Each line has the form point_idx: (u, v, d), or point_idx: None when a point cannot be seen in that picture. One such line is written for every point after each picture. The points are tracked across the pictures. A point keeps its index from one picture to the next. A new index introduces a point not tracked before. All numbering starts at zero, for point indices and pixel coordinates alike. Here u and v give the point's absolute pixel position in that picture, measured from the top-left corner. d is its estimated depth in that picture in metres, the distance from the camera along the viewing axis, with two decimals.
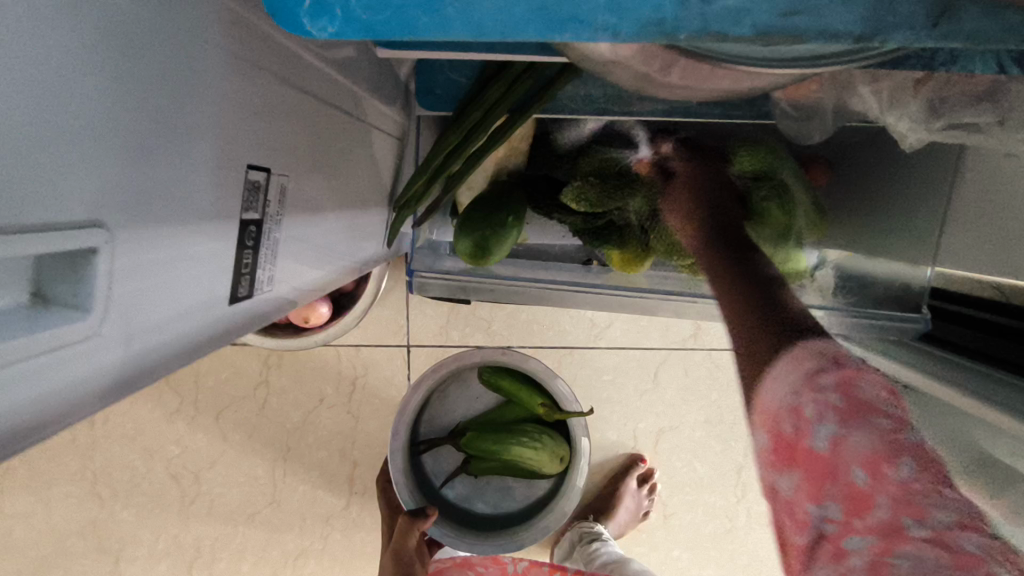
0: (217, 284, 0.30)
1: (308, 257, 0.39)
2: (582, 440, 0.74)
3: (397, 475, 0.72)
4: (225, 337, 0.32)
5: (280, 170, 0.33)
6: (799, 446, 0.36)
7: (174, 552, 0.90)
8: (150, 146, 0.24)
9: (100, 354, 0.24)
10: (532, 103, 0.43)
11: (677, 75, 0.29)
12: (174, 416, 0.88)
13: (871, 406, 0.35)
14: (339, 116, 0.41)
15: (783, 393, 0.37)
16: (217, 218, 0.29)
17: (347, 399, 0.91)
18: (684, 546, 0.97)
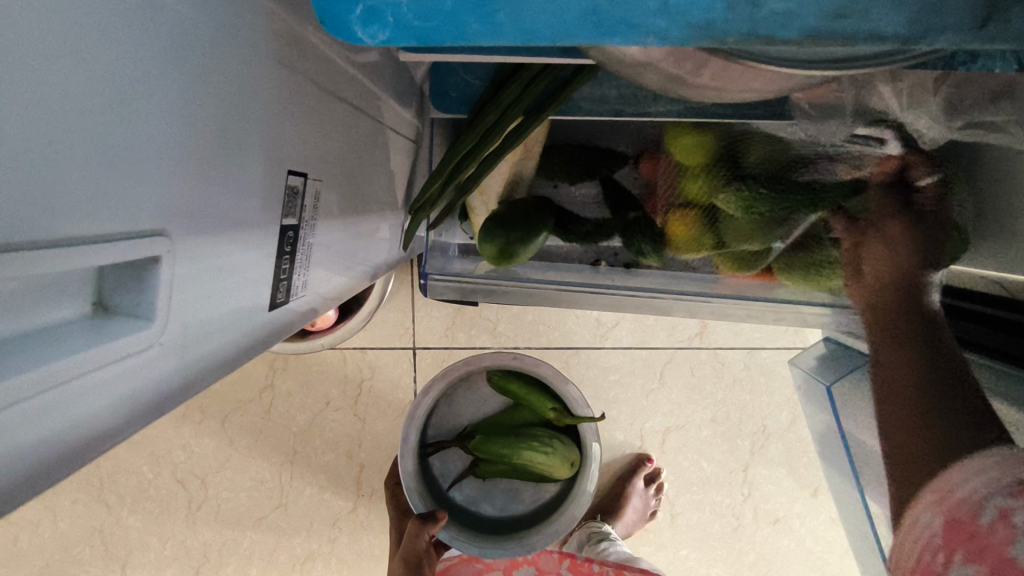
0: (258, 291, 0.31)
1: (339, 263, 0.40)
2: (593, 446, 0.80)
3: (408, 481, 0.78)
4: (263, 344, 0.33)
5: (316, 175, 0.34)
6: (987, 539, 0.37)
7: (246, 529, 1.05)
8: (204, 156, 0.25)
9: (159, 362, 0.25)
10: (546, 104, 0.44)
11: (708, 78, 0.27)
12: (180, 421, 1.02)
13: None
14: (368, 123, 0.41)
15: (988, 486, 0.37)
16: (261, 224, 0.29)
17: (354, 401, 1.04)
18: (691, 546, 1.05)
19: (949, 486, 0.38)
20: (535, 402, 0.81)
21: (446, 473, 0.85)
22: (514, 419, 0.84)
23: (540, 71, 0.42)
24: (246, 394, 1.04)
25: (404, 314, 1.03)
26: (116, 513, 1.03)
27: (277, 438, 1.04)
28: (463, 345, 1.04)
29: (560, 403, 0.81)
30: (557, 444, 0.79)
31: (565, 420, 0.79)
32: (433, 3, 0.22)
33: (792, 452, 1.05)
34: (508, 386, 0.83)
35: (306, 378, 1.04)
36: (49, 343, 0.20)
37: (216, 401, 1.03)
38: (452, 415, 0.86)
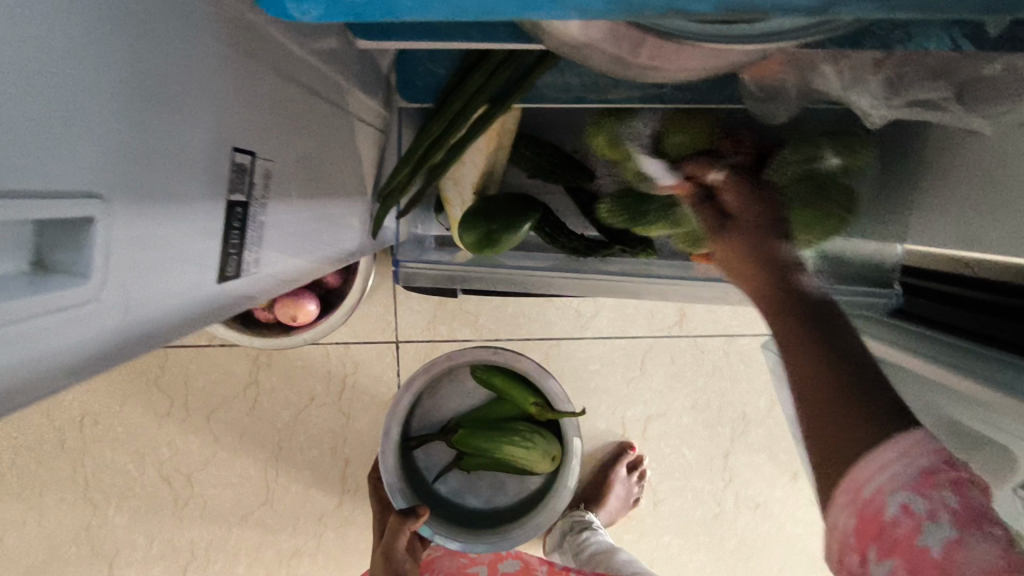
0: (206, 262, 0.31)
1: (297, 245, 0.40)
2: (575, 441, 0.82)
3: (390, 478, 0.79)
4: (215, 317, 0.33)
5: (265, 155, 0.34)
6: (890, 534, 0.35)
7: (232, 526, 1.05)
8: (142, 121, 0.25)
9: (104, 319, 0.25)
10: (511, 93, 0.45)
11: (645, 57, 0.29)
12: (164, 419, 1.03)
13: (984, 514, 0.34)
14: (328, 108, 0.42)
15: (891, 475, 0.35)
16: (204, 195, 0.30)
17: (338, 396, 1.05)
18: (673, 533, 1.07)
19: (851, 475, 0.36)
20: (517, 396, 0.83)
21: (430, 467, 0.87)
22: (496, 412, 0.85)
23: (506, 58, 0.43)
24: (230, 390, 1.04)
25: (386, 309, 1.04)
26: (102, 512, 1.03)
27: (261, 434, 1.05)
28: (445, 338, 1.05)
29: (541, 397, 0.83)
30: (538, 438, 0.82)
31: (547, 415, 0.81)
32: None
33: (772, 438, 1.06)
34: (491, 379, 0.83)
35: (290, 374, 1.05)
36: None
37: (200, 398, 1.04)
38: (434, 409, 0.87)
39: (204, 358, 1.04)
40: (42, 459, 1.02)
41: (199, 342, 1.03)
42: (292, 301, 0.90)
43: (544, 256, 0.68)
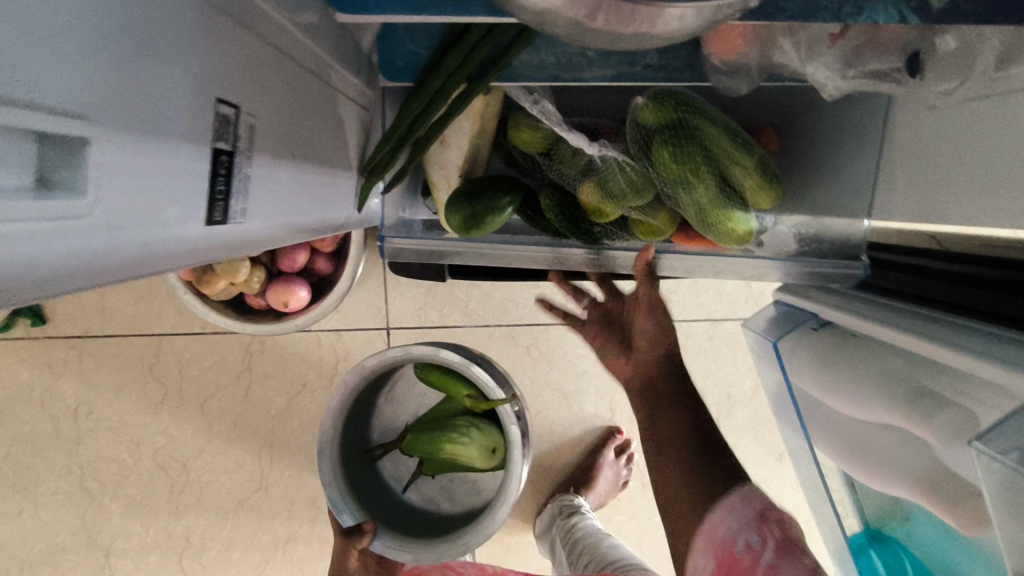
0: (194, 201, 0.31)
1: (282, 203, 0.41)
2: (512, 429, 0.81)
3: (334, 495, 0.79)
4: (197, 257, 0.33)
5: (249, 109, 0.35)
6: (739, 564, 0.63)
7: (227, 513, 1.07)
8: (130, 53, 0.26)
9: (93, 238, 0.25)
10: (488, 70, 0.47)
11: (603, 21, 0.30)
12: (158, 407, 1.05)
13: (797, 547, 0.62)
14: (307, 74, 0.43)
15: (736, 524, 0.65)
16: (193, 136, 0.30)
17: (330, 382, 1.07)
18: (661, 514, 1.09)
19: (709, 527, 0.67)
20: (452, 390, 0.84)
21: (398, 476, 0.91)
22: (443, 411, 0.87)
23: (483, 36, 0.46)
24: (223, 378, 1.06)
25: (378, 296, 1.06)
26: (98, 501, 1.05)
27: (254, 422, 1.06)
28: (436, 324, 1.07)
29: (476, 390, 0.83)
30: (476, 432, 0.82)
31: (481, 405, 0.82)
32: None
33: (757, 419, 1.09)
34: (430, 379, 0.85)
35: (282, 362, 1.06)
36: None
37: (194, 386, 1.05)
38: (394, 415, 0.92)
39: (197, 347, 1.05)
40: (39, 450, 1.04)
41: (192, 331, 1.05)
42: (284, 287, 0.93)
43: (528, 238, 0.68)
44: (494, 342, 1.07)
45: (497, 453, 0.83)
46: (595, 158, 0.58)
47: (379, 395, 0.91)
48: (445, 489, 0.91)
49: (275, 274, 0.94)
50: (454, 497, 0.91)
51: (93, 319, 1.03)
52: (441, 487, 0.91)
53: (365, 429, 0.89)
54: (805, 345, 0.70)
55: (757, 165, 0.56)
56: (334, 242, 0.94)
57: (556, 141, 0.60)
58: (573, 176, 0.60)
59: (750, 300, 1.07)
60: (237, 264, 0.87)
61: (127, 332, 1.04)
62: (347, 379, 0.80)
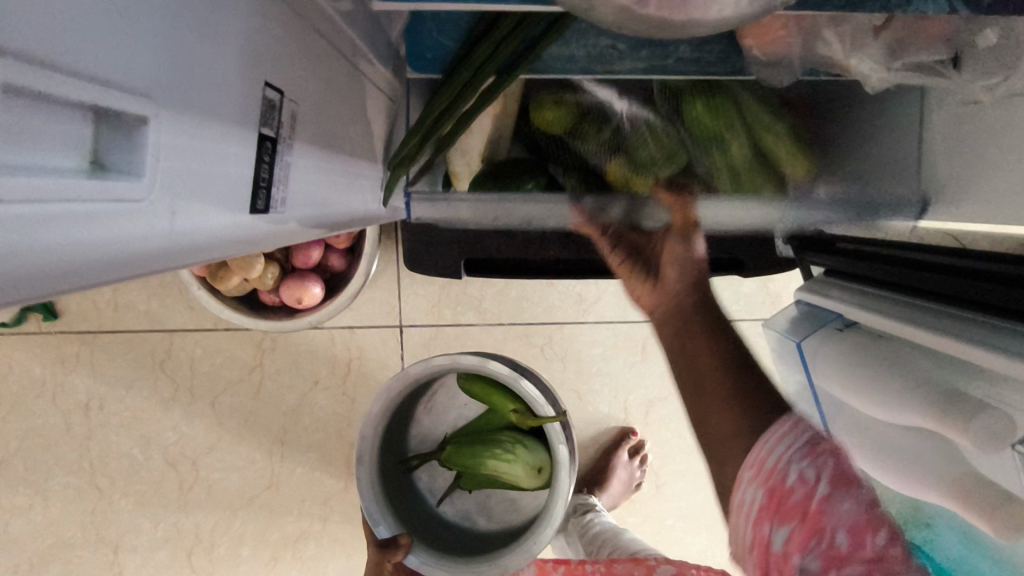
0: (241, 187, 0.30)
1: (319, 195, 0.39)
2: (560, 449, 0.80)
3: (370, 505, 0.78)
4: (242, 248, 0.32)
5: (291, 95, 0.34)
6: (792, 501, 0.52)
7: (238, 509, 1.06)
8: (184, 31, 0.25)
9: (148, 223, 0.24)
10: (518, 63, 0.46)
11: (654, 6, 0.29)
12: (170, 403, 1.04)
13: (851, 479, 0.52)
14: (340, 62, 0.42)
15: (790, 456, 0.53)
16: (241, 119, 0.29)
17: (343, 379, 1.06)
18: (676, 515, 1.08)
19: (756, 458, 0.56)
20: (498, 405, 0.85)
21: (433, 488, 0.91)
22: (487, 423, 0.88)
23: (514, 27, 0.45)
24: (235, 374, 1.05)
25: (391, 294, 1.05)
26: (109, 497, 1.05)
27: (266, 419, 1.06)
28: (450, 322, 1.06)
29: (523, 405, 0.84)
30: (520, 448, 0.83)
31: (528, 421, 0.82)
32: None
33: None
34: (474, 391, 0.86)
35: (295, 358, 1.05)
36: (40, 173, 0.19)
37: (205, 382, 1.05)
38: (433, 424, 0.93)
39: (208, 343, 1.04)
40: (50, 444, 1.03)
41: (204, 326, 1.04)
42: (298, 284, 0.92)
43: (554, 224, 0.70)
44: (509, 340, 1.06)
45: (543, 473, 0.84)
46: (623, 129, 0.62)
47: (419, 405, 0.91)
48: (481, 505, 0.92)
49: (289, 271, 0.93)
50: (491, 514, 0.91)
51: (105, 313, 1.03)
52: (477, 501, 0.91)
53: (403, 439, 0.90)
54: (829, 346, 0.68)
55: (786, 131, 0.61)
56: (349, 239, 0.93)
57: (589, 109, 0.62)
58: (599, 150, 0.63)
59: (767, 301, 1.05)
60: (251, 260, 0.87)
61: (139, 326, 1.04)
62: (388, 388, 0.79)
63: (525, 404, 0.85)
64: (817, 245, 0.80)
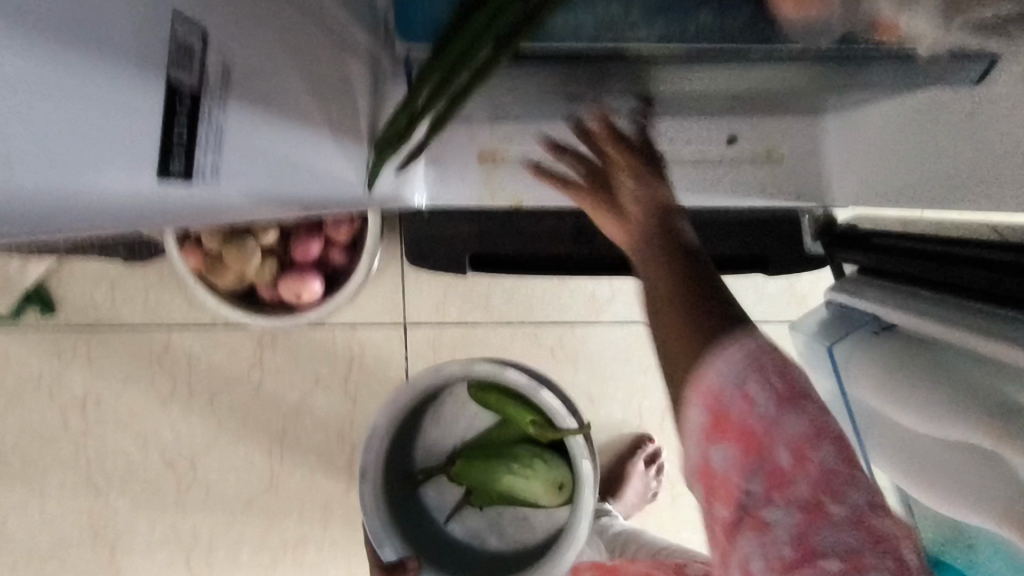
0: (129, 139, 0.24)
1: (267, 167, 0.34)
2: (584, 465, 0.75)
3: (376, 525, 0.74)
4: (138, 215, 0.27)
5: (220, 41, 0.29)
6: (736, 421, 0.44)
7: (237, 513, 1.03)
8: None
9: None
10: (518, 34, 0.42)
11: None
12: (168, 401, 1.01)
13: (805, 396, 0.45)
14: (297, 17, 0.38)
15: (731, 376, 0.45)
16: (125, 56, 0.24)
17: (344, 379, 1.02)
18: (693, 527, 1.02)
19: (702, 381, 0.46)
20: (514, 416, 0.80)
21: (441, 505, 0.86)
22: (500, 432, 0.84)
23: None
24: (233, 373, 1.02)
25: (395, 291, 1.01)
26: (106, 496, 1.02)
27: (265, 419, 1.02)
28: (455, 321, 1.01)
29: (542, 416, 0.78)
30: (539, 463, 0.79)
31: (547, 435, 0.77)
32: None
33: None
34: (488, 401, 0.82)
35: (296, 357, 1.02)
36: None
37: (203, 380, 1.02)
38: (441, 435, 0.87)
39: (207, 339, 1.01)
40: (46, 441, 1.01)
41: (203, 322, 1.01)
42: (297, 278, 0.88)
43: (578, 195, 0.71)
44: (517, 341, 1.01)
45: (565, 490, 0.79)
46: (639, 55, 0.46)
47: (428, 414, 0.86)
48: (492, 523, 0.86)
49: (287, 266, 0.89)
50: (503, 533, 0.86)
51: (104, 307, 1.01)
52: (488, 519, 0.86)
53: (409, 451, 0.85)
54: (862, 353, 0.63)
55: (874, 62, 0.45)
56: (349, 233, 0.89)
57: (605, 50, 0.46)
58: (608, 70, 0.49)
59: (791, 303, 0.98)
60: (247, 252, 0.84)
61: (138, 321, 1.01)
62: (398, 398, 0.76)
63: (544, 416, 0.78)
64: (849, 242, 0.74)
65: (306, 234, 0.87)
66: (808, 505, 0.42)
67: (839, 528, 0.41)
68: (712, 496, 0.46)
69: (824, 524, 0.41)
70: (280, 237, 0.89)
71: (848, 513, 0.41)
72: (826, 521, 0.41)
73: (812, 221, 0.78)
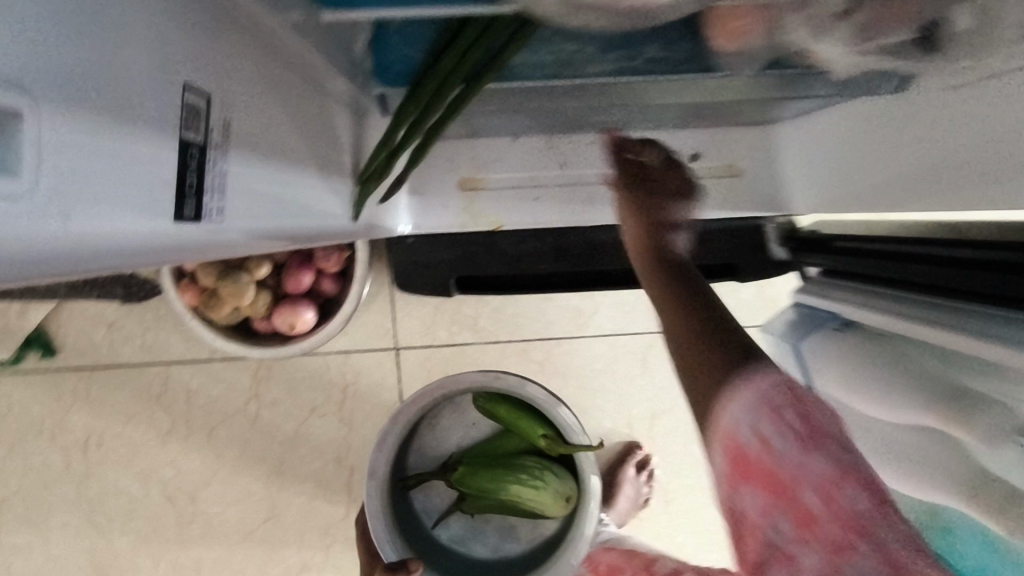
0: (157, 194, 0.28)
1: (263, 206, 0.38)
2: (592, 478, 0.80)
3: (380, 530, 0.76)
4: (161, 255, 0.30)
5: (221, 101, 0.33)
6: (754, 460, 0.53)
7: (239, 544, 1.04)
8: (81, 26, 0.23)
9: (35, 229, 0.22)
10: (485, 73, 0.46)
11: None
12: (167, 437, 1.04)
13: (824, 435, 0.52)
14: (287, 72, 0.42)
15: (744, 420, 0.55)
16: (158, 125, 0.27)
17: (340, 406, 1.04)
18: (687, 532, 1.06)
19: (720, 425, 0.57)
20: (525, 429, 0.84)
21: (429, 509, 0.88)
22: (503, 444, 0.87)
23: (479, 34, 0.44)
24: (232, 406, 1.04)
25: (385, 317, 1.04)
26: (108, 534, 1.04)
27: (264, 449, 1.04)
28: (445, 343, 1.05)
29: (553, 431, 0.83)
30: (549, 476, 0.82)
31: (559, 448, 0.81)
32: None
33: None
34: (496, 412, 0.84)
35: (292, 387, 1.04)
36: None
37: (202, 414, 1.04)
38: (437, 441, 0.89)
39: (204, 374, 1.04)
40: (48, 483, 1.03)
41: (200, 357, 1.04)
42: (290, 310, 0.91)
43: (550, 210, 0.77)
44: (506, 359, 1.04)
45: (570, 502, 0.83)
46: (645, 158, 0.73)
47: (423, 420, 0.88)
48: (476, 530, 0.89)
49: (281, 298, 0.93)
50: (487, 540, 0.88)
51: (102, 348, 1.03)
52: (473, 526, 0.89)
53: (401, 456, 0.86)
54: (828, 354, 0.68)
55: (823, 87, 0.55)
56: (339, 262, 0.93)
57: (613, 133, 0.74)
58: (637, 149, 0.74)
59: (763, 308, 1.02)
60: (241, 287, 0.87)
61: (136, 359, 1.04)
62: (410, 405, 0.78)
63: (555, 431, 0.83)
64: (811, 245, 0.78)
65: (297, 266, 0.91)
66: (840, 544, 0.47)
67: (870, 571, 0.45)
68: (754, 541, 0.54)
69: (857, 567, 0.46)
70: (272, 270, 0.92)
71: (885, 559, 0.45)
72: (858, 566, 0.46)
73: (775, 228, 0.83)
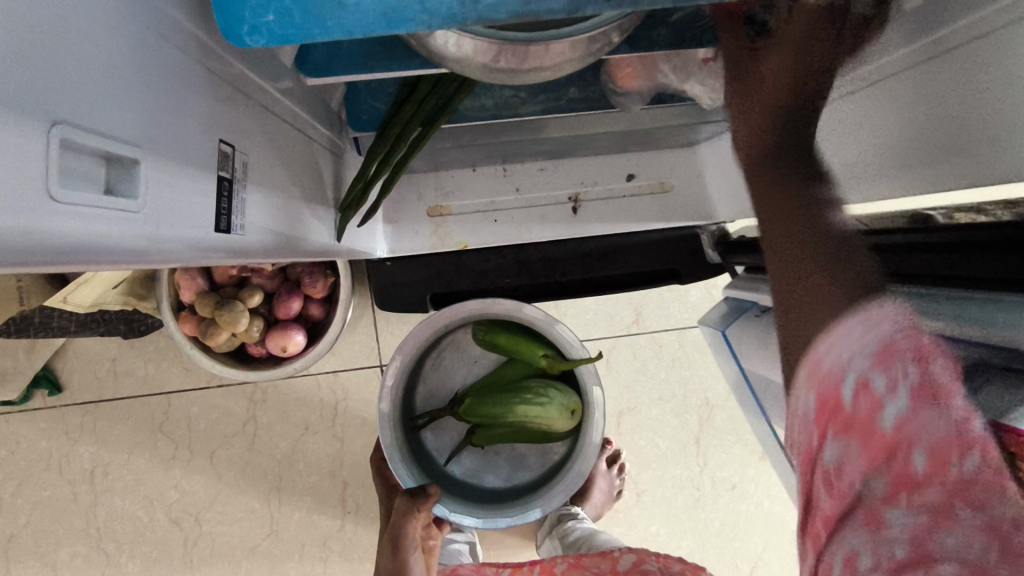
0: (208, 213, 0.38)
1: (270, 225, 0.48)
2: (595, 390, 0.89)
3: (397, 461, 0.87)
4: (205, 260, 0.40)
5: (241, 147, 0.43)
6: (851, 411, 0.44)
7: (241, 561, 1.11)
8: (162, 99, 0.34)
9: (144, 236, 0.32)
10: (439, 115, 0.57)
11: (505, 61, 0.43)
12: (170, 462, 1.11)
13: (944, 393, 0.41)
14: (281, 124, 0.52)
15: (845, 357, 0.44)
16: (206, 166, 0.38)
17: (332, 423, 1.13)
18: (658, 520, 1.15)
19: (814, 355, 0.45)
20: (526, 351, 0.90)
21: (441, 447, 0.96)
22: (507, 373, 0.93)
23: (431, 89, 0.56)
24: (230, 429, 1.12)
25: (369, 337, 1.14)
26: (116, 560, 1.10)
27: (262, 467, 1.12)
28: None
29: (551, 350, 0.90)
30: (554, 392, 0.89)
31: (559, 364, 0.89)
32: (289, 17, 0.34)
33: (735, 420, 1.16)
34: (498, 341, 0.90)
35: (285, 408, 1.13)
36: (69, 190, 0.27)
37: (202, 438, 1.12)
38: (441, 381, 0.96)
39: (203, 401, 1.12)
40: (58, 514, 1.10)
41: (198, 385, 1.12)
42: (282, 332, 1.00)
43: (505, 231, 0.89)
44: None
45: (576, 414, 0.89)
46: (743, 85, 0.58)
47: (429, 358, 0.96)
48: (487, 461, 0.96)
49: (273, 323, 1.02)
50: (498, 470, 0.96)
51: (106, 382, 1.11)
52: (484, 460, 0.96)
53: (410, 397, 0.94)
54: (747, 335, 0.79)
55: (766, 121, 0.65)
56: (325, 288, 1.02)
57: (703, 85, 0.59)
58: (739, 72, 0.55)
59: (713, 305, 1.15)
60: (237, 315, 0.96)
61: (138, 391, 1.11)
62: (418, 332, 0.87)
63: (552, 350, 0.91)
64: (740, 246, 0.84)
65: (287, 293, 1.00)
66: (936, 509, 0.39)
67: (962, 533, 0.38)
68: (829, 493, 0.46)
69: (949, 530, 0.39)
70: (264, 299, 1.02)
71: (985, 526, 0.38)
72: (952, 526, 0.39)
73: (709, 235, 0.90)
